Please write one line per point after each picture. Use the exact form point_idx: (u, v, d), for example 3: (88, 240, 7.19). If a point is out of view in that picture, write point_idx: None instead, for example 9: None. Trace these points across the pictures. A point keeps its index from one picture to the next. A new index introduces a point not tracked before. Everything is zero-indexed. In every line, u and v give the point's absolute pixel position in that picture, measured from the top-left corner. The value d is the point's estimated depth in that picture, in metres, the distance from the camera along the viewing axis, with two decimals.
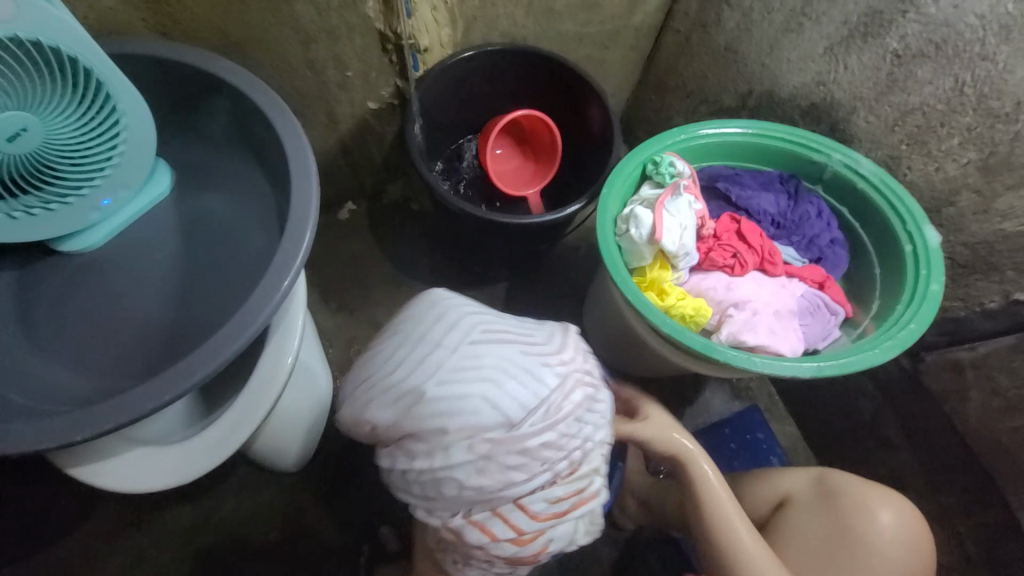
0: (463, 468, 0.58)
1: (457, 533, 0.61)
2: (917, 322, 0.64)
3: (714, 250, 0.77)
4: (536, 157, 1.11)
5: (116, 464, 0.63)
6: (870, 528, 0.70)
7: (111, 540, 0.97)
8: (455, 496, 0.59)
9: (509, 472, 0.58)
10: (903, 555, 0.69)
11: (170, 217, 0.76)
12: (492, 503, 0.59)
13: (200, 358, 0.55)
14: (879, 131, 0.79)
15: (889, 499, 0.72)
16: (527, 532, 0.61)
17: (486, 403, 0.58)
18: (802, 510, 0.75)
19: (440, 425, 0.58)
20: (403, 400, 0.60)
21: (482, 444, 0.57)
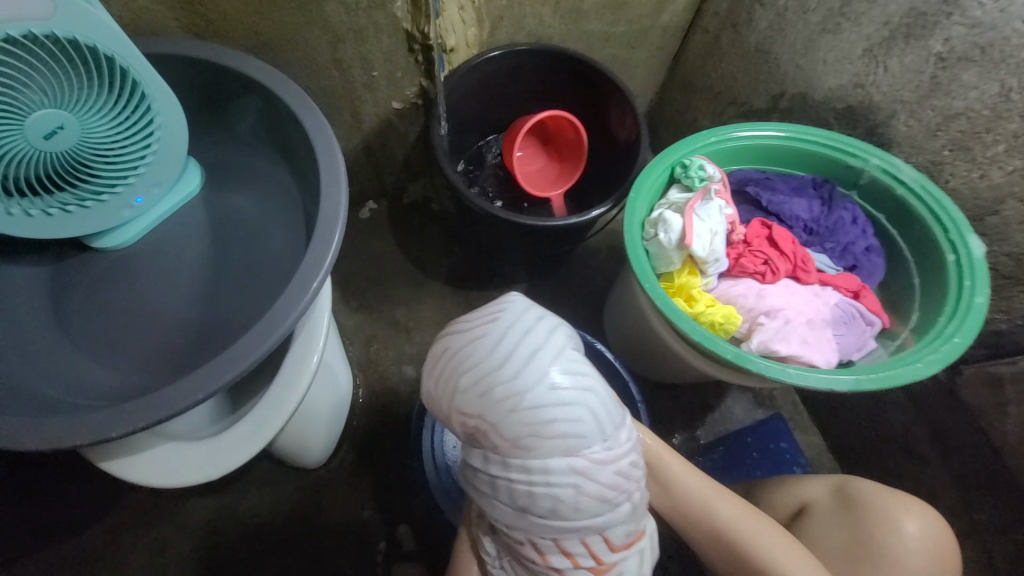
0: (562, 488, 0.53)
1: (531, 552, 0.58)
2: (961, 336, 0.62)
3: (744, 257, 0.75)
4: (560, 157, 1.10)
5: (145, 460, 0.64)
6: (893, 538, 0.67)
7: (135, 531, 0.99)
8: (545, 513, 0.54)
9: (605, 497, 0.55)
10: (931, 568, 0.66)
11: (200, 216, 0.76)
12: (579, 530, 0.55)
13: (229, 358, 0.55)
14: (920, 136, 0.76)
15: (918, 510, 0.68)
16: (602, 561, 0.58)
17: (590, 419, 0.55)
18: (821, 519, 0.71)
19: (551, 433, 0.53)
20: (505, 401, 0.54)
21: (581, 465, 0.54)
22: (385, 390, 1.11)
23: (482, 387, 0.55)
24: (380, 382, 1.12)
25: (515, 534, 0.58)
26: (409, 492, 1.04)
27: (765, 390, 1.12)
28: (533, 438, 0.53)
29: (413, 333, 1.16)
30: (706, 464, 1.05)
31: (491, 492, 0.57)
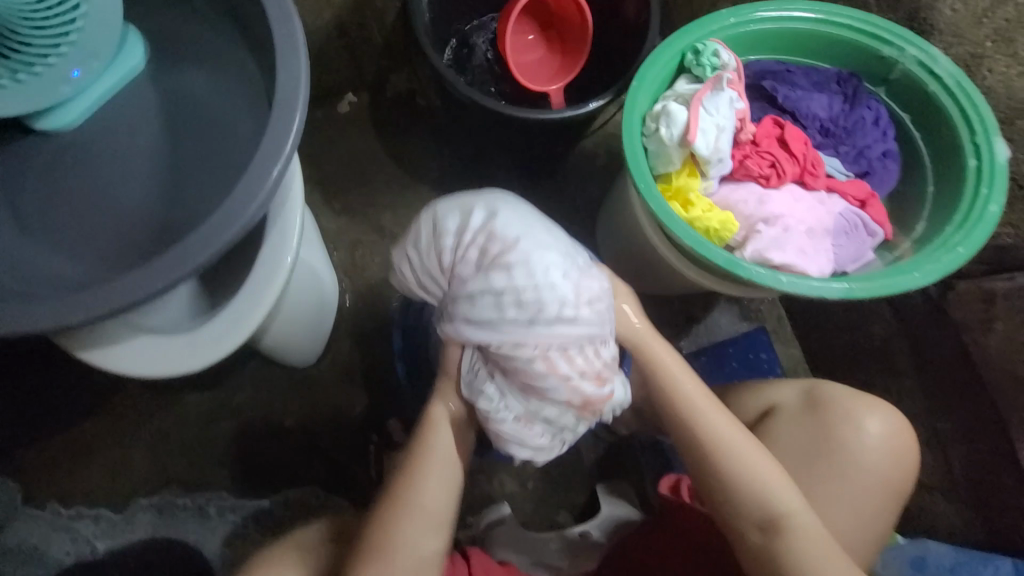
0: (558, 287, 0.57)
1: (539, 373, 0.57)
2: (966, 245, 0.59)
3: (750, 158, 0.69)
4: (562, 48, 0.97)
5: (126, 350, 0.64)
6: (853, 438, 0.70)
7: (136, 420, 1.03)
8: (525, 315, 0.56)
9: (593, 301, 0.59)
10: (887, 462, 0.69)
11: (149, 96, 0.68)
12: (580, 335, 0.57)
13: (192, 246, 0.52)
14: (965, 22, 0.67)
15: (883, 413, 0.71)
16: (602, 375, 0.59)
17: (557, 234, 0.60)
18: (789, 418, 0.74)
19: (521, 239, 0.58)
20: (475, 220, 0.59)
21: (555, 263, 0.57)
22: (371, 295, 1.10)
23: (463, 216, 0.60)
24: (367, 287, 1.11)
25: (519, 359, 0.57)
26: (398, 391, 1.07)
27: (753, 304, 1.12)
28: (519, 244, 0.57)
29: (398, 239, 1.12)
30: None
31: (488, 317, 0.57)
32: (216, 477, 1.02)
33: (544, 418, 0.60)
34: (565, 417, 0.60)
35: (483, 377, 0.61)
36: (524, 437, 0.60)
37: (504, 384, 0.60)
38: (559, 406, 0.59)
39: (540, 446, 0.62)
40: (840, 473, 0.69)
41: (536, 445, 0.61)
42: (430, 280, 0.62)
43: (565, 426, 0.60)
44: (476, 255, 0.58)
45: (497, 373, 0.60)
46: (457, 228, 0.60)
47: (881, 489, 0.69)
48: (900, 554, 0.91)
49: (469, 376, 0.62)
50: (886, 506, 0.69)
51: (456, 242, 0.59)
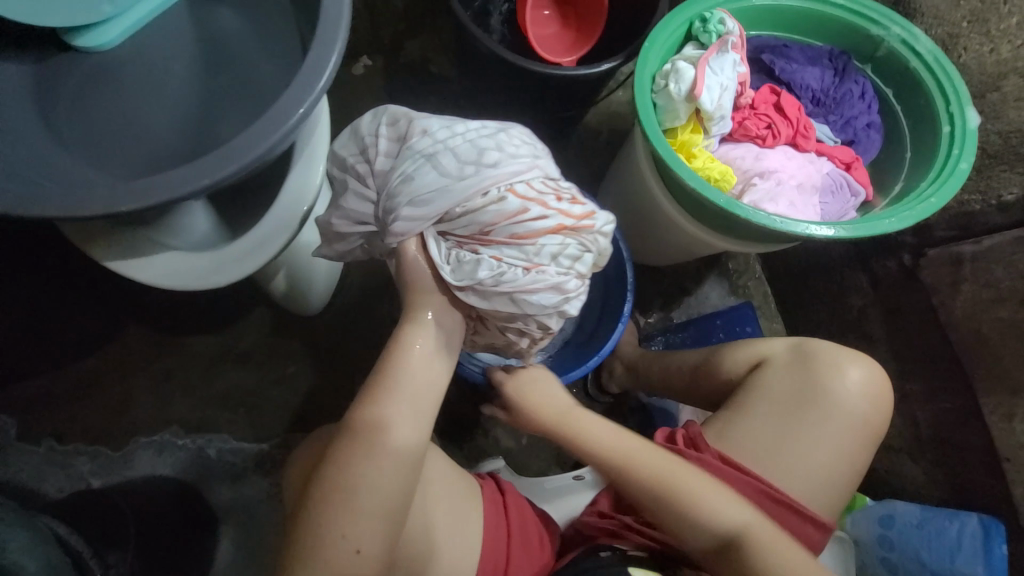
0: (479, 134, 0.60)
1: (516, 207, 0.57)
2: (938, 196, 0.66)
3: (749, 119, 0.76)
4: (576, 26, 1.02)
5: (151, 262, 0.68)
6: (839, 385, 0.75)
7: (139, 359, 1.04)
8: (432, 181, 0.57)
9: (495, 146, 0.59)
10: (864, 407, 0.75)
11: (186, 24, 0.71)
12: (531, 162, 0.60)
13: (234, 150, 0.57)
14: (945, 6, 0.77)
15: (860, 361, 0.77)
16: (573, 197, 0.62)
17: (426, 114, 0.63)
18: (779, 368, 0.79)
19: (396, 130, 0.61)
20: (360, 135, 0.63)
21: (432, 129, 0.60)
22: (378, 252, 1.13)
23: (364, 133, 0.63)
24: None
25: (486, 208, 0.57)
26: None
27: (741, 278, 1.18)
28: (421, 118, 0.61)
29: None
30: (676, 341, 1.13)
31: (435, 192, 0.57)
32: (216, 419, 1.04)
33: (549, 257, 0.59)
34: (567, 247, 0.59)
35: (469, 255, 0.59)
36: (545, 284, 0.58)
37: (492, 245, 0.59)
38: (553, 236, 0.59)
39: (564, 290, 0.60)
40: (823, 412, 0.75)
41: (557, 290, 0.60)
42: (367, 199, 0.62)
43: (573, 257, 0.60)
44: (395, 150, 0.61)
45: (477, 241, 0.59)
46: (360, 145, 0.63)
47: (857, 428, 0.74)
48: (870, 512, 0.98)
49: (456, 268, 0.60)
50: (862, 441, 0.75)
51: (368, 151, 0.62)
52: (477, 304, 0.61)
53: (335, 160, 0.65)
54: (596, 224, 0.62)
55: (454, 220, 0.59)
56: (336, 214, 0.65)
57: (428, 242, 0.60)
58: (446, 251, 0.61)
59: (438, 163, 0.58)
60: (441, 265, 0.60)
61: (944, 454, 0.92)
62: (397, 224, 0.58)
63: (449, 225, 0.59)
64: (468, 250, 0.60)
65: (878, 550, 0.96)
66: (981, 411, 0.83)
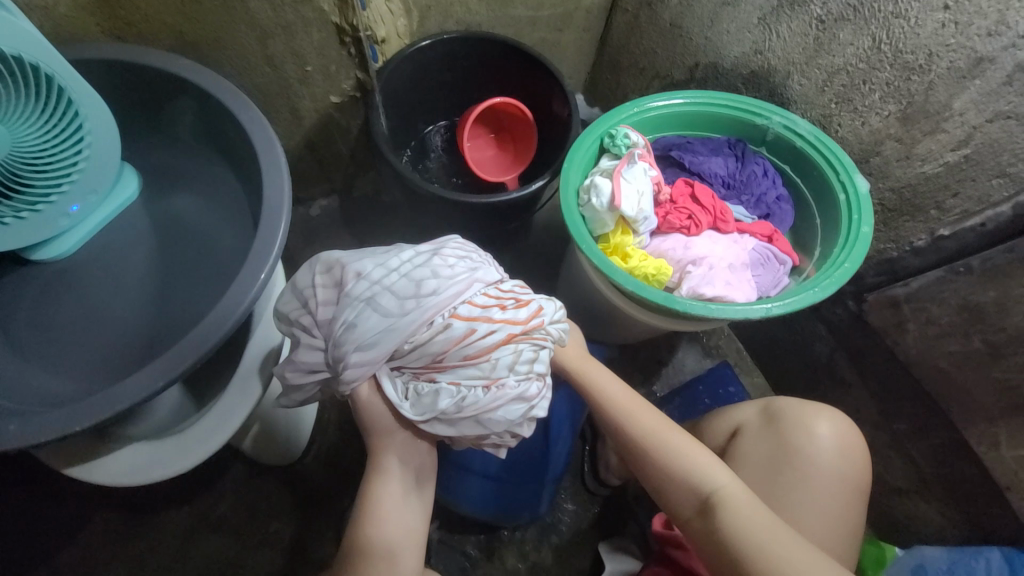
0: (414, 264, 0.63)
1: (462, 330, 0.59)
2: (851, 261, 0.72)
3: (671, 214, 0.83)
4: (512, 145, 1.14)
5: (110, 462, 0.67)
6: (812, 447, 0.74)
7: (111, 548, 0.98)
8: (374, 325, 0.59)
9: (431, 274, 0.62)
10: (842, 463, 0.73)
11: (143, 221, 0.76)
12: (469, 280, 0.62)
13: (188, 346, 0.58)
14: (812, 92, 0.85)
15: (829, 416, 0.76)
16: (517, 299, 0.65)
17: (357, 251, 0.65)
18: (754, 435, 0.79)
19: (330, 277, 0.63)
20: (297, 289, 0.65)
21: (366, 270, 0.61)
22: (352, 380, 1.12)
23: (302, 286, 0.64)
24: None
25: (434, 338, 0.59)
26: None
27: (711, 340, 1.21)
28: (352, 261, 0.63)
29: None
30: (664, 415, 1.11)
31: (381, 335, 0.59)
32: None
33: (505, 369, 0.61)
34: (521, 352, 0.62)
35: (428, 386, 0.61)
36: (507, 398, 0.60)
37: (448, 370, 0.60)
38: (505, 347, 0.61)
39: (527, 398, 0.61)
40: (803, 475, 0.73)
41: (521, 399, 0.61)
42: (316, 348, 0.62)
43: (528, 360, 0.62)
44: (334, 299, 0.62)
45: (433, 370, 0.61)
46: (299, 296, 0.64)
47: (841, 487, 0.72)
48: (902, 565, 0.92)
49: (416, 402, 0.61)
50: (852, 498, 0.72)
51: (307, 303, 0.63)
52: (444, 432, 0.61)
53: (280, 317, 0.66)
54: (544, 321, 0.65)
55: (405, 355, 0.61)
56: (289, 369, 0.64)
57: (383, 383, 0.61)
58: (403, 386, 0.62)
59: (377, 304, 0.59)
60: (400, 404, 0.61)
61: (951, 493, 0.90)
62: (349, 370, 0.59)
63: (402, 360, 0.61)
64: (425, 380, 0.61)
65: None
66: (970, 445, 0.83)
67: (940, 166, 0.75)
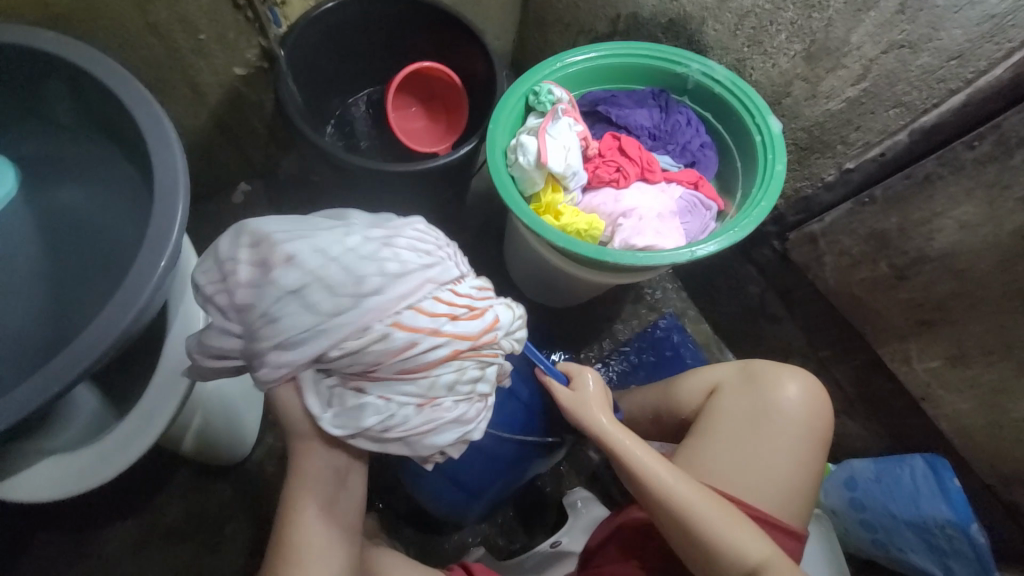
0: (360, 252, 0.54)
1: (403, 342, 0.53)
2: (767, 199, 0.75)
3: (600, 168, 0.83)
4: (445, 113, 1.09)
5: (23, 480, 0.62)
6: (786, 406, 0.78)
7: (52, 573, 0.92)
8: (298, 325, 0.52)
9: (377, 268, 0.54)
10: (810, 417, 0.78)
11: (28, 218, 0.69)
12: (421, 280, 0.55)
13: (83, 344, 0.53)
14: (725, 37, 0.86)
15: (795, 373, 0.81)
16: (472, 309, 0.58)
17: (296, 227, 0.55)
18: (730, 391, 0.82)
19: (254, 257, 0.53)
20: (213, 259, 0.54)
21: (300, 255, 0.52)
22: None
23: (218, 256, 0.54)
24: None
25: (369, 347, 0.52)
26: None
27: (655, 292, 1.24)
28: (283, 240, 0.53)
29: None
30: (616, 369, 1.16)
31: (305, 335, 0.52)
32: None
33: (444, 388, 0.57)
34: (465, 370, 0.58)
35: (354, 397, 0.55)
36: (441, 419, 0.57)
37: (381, 383, 0.55)
38: (449, 364, 0.56)
39: (464, 419, 0.59)
40: (771, 424, 0.77)
41: (456, 420, 0.59)
42: (229, 332, 0.54)
43: (471, 379, 0.58)
44: (255, 280, 0.52)
45: (364, 380, 0.55)
46: (216, 267, 0.54)
47: (805, 435, 0.77)
48: (835, 479, 1.01)
49: (338, 413, 0.55)
50: (811, 443, 0.77)
51: (223, 277, 0.53)
52: (366, 446, 0.57)
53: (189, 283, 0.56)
54: (497, 335, 0.60)
55: (332, 360, 0.53)
56: (198, 351, 0.57)
57: (303, 384, 0.55)
58: (326, 391, 0.55)
59: (307, 299, 0.51)
60: (321, 411, 0.55)
61: (871, 407, 0.99)
62: (264, 368, 0.53)
63: (327, 363, 0.54)
64: (351, 389, 0.55)
65: (854, 514, 0.97)
66: (885, 362, 0.91)
67: (844, 102, 0.79)
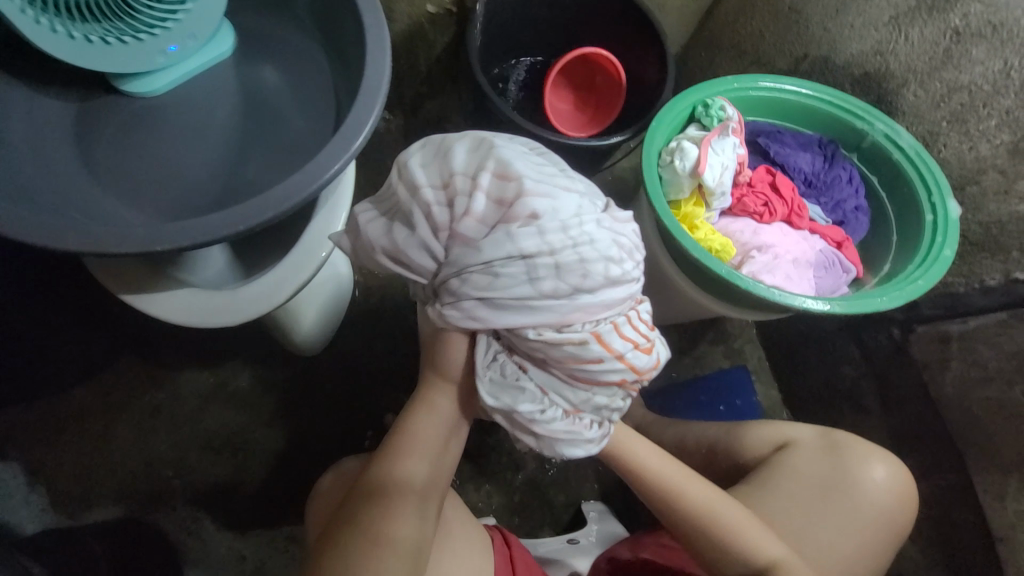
0: (595, 247, 0.56)
1: (591, 355, 0.58)
2: (925, 278, 0.71)
3: (747, 197, 0.81)
4: (595, 104, 1.10)
5: (165, 298, 0.69)
6: (868, 486, 0.75)
7: (130, 391, 1.02)
8: (504, 291, 0.55)
9: (608, 268, 0.56)
10: (895, 507, 0.75)
11: (231, 80, 0.77)
12: (626, 295, 0.59)
13: (272, 199, 0.59)
14: (924, 106, 0.82)
15: (886, 458, 0.77)
16: (651, 344, 0.62)
17: (552, 191, 0.57)
18: (806, 453, 0.79)
19: (505, 202, 0.56)
20: (456, 183, 0.57)
21: (546, 225, 0.55)
22: (380, 295, 1.12)
23: (464, 181, 0.58)
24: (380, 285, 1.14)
25: (563, 344, 0.57)
26: (393, 392, 1.07)
27: (736, 340, 1.17)
28: (533, 200, 0.56)
29: None
30: (671, 401, 1.10)
31: (511, 300, 0.56)
32: (197, 461, 1.01)
33: (594, 408, 0.62)
34: (618, 401, 0.63)
35: (516, 375, 0.61)
36: (578, 430, 0.63)
37: (547, 376, 0.60)
38: (612, 389, 0.61)
39: (591, 439, 0.65)
40: (846, 497, 0.75)
41: (586, 440, 0.64)
42: (427, 251, 0.59)
43: (617, 409, 0.64)
44: (491, 223, 0.56)
45: (530, 361, 0.61)
46: (447, 183, 0.58)
47: (875, 520, 0.74)
48: None
49: (497, 383, 0.61)
50: (877, 530, 0.74)
51: (453, 202, 0.57)
52: (502, 421, 0.63)
53: (409, 183, 0.60)
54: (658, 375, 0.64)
55: (521, 335, 0.58)
56: (383, 248, 0.62)
57: (479, 342, 0.61)
58: (493, 355, 0.61)
59: (535, 274, 0.54)
60: (481, 374, 0.61)
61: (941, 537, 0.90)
62: (457, 309, 0.57)
63: (512, 333, 0.58)
64: (515, 364, 0.61)
65: None
66: (975, 491, 0.83)
67: None
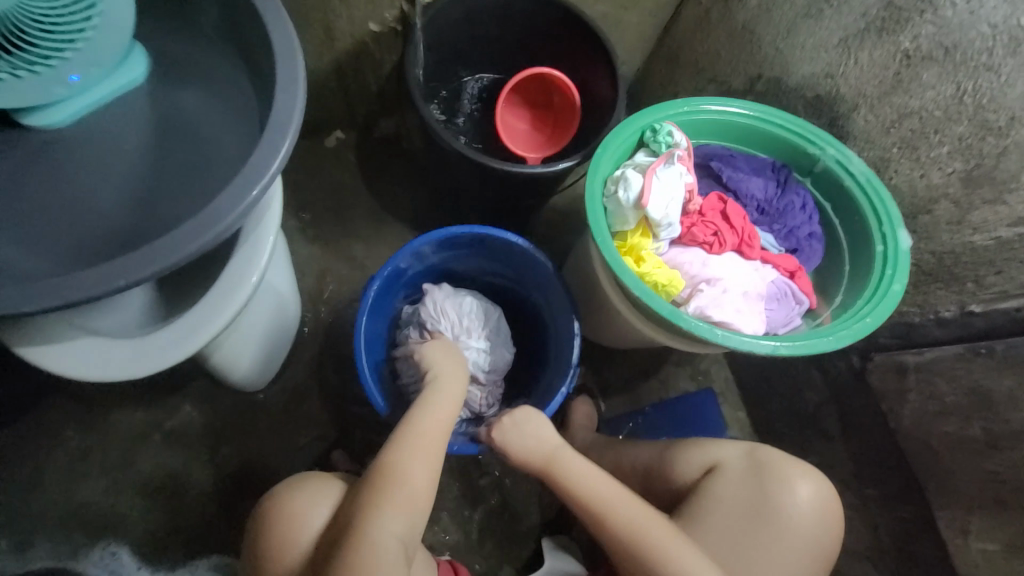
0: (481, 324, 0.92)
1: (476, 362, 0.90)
2: (872, 316, 0.68)
3: (696, 226, 0.78)
4: (553, 124, 1.06)
5: (66, 350, 0.64)
6: (793, 510, 0.71)
7: (58, 434, 0.96)
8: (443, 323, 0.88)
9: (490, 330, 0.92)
10: (815, 530, 0.71)
11: (144, 110, 0.71)
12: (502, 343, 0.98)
13: (161, 250, 0.53)
14: (875, 131, 0.79)
15: (808, 474, 0.74)
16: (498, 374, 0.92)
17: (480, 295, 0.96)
18: (732, 479, 0.75)
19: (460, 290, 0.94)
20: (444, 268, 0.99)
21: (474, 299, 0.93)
22: (330, 324, 1.08)
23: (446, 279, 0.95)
24: (330, 314, 1.09)
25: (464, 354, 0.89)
26: (343, 427, 1.02)
27: (701, 363, 1.13)
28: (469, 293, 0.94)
29: (368, 270, 1.12)
30: (633, 429, 1.06)
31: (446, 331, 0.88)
32: (129, 508, 0.95)
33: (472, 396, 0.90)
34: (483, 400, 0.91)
35: None
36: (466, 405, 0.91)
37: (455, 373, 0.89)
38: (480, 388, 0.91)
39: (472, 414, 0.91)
40: (770, 527, 0.71)
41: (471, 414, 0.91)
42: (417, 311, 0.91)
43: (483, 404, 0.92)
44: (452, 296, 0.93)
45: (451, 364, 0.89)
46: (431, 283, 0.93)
47: (806, 553, 0.71)
48: None
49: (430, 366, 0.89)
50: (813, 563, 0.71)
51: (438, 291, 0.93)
52: None
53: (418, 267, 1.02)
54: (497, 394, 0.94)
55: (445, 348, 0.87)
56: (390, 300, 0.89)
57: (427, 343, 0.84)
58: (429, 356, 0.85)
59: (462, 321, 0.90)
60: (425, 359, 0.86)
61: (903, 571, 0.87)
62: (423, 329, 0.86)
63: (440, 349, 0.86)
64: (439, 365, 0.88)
65: None
66: (937, 526, 0.81)
67: (991, 239, 0.71)
